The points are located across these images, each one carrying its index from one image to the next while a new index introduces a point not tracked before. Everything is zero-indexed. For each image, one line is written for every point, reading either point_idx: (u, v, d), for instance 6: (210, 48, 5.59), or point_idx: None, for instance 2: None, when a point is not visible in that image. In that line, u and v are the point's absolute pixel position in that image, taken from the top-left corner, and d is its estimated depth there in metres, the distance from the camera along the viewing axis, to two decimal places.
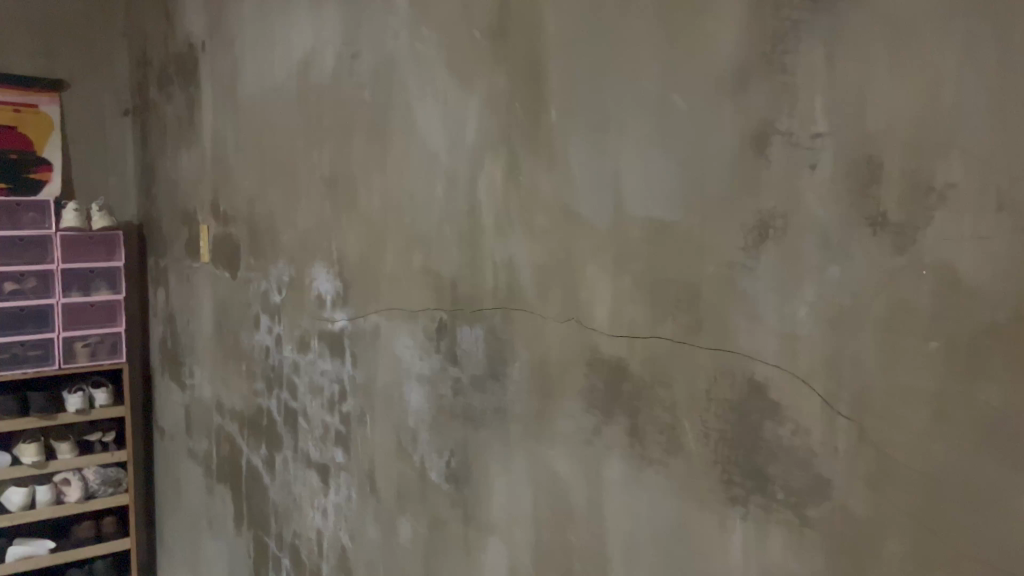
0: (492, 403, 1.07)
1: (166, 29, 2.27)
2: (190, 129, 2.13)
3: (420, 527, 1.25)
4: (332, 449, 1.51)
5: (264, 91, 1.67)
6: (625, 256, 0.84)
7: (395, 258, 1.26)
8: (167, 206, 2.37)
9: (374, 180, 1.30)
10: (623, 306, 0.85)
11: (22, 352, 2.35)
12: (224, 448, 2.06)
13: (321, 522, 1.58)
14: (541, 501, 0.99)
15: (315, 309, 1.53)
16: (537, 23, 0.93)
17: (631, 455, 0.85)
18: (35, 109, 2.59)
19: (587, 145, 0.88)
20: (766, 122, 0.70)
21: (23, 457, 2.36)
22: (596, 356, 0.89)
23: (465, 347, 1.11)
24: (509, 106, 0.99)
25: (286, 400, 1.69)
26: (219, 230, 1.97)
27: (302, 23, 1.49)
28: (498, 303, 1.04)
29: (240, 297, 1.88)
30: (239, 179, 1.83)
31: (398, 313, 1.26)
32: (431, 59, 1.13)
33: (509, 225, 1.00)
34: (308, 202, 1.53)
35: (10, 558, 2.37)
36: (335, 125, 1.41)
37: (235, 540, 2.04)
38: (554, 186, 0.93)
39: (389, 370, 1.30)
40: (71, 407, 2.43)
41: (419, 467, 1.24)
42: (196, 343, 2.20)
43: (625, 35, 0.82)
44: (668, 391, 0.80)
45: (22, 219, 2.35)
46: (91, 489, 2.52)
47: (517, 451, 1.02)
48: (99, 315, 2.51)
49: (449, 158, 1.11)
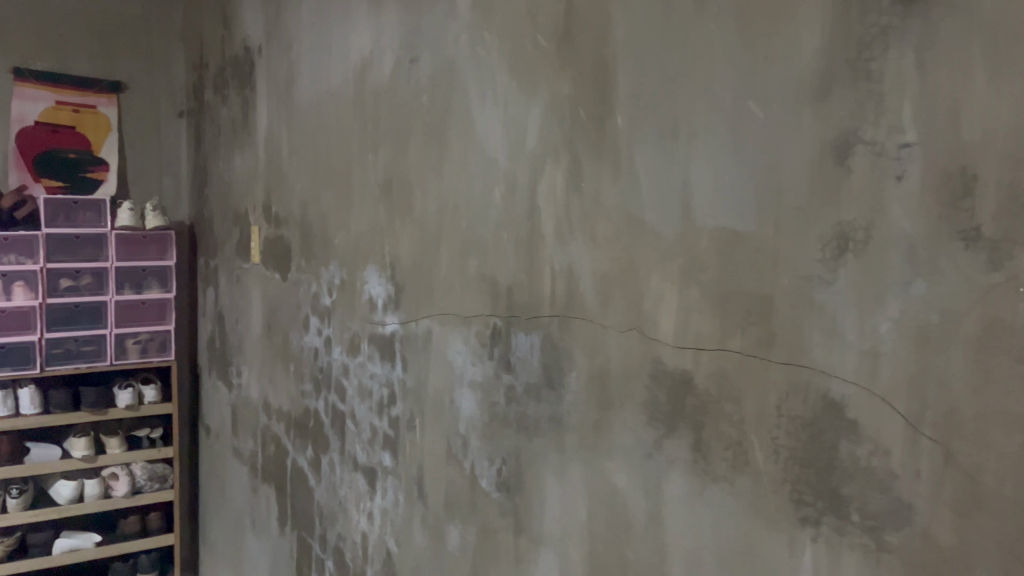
0: (548, 412, 1.05)
1: (223, 33, 2.30)
2: (244, 131, 2.16)
3: (468, 535, 1.24)
4: (380, 453, 1.51)
5: (321, 94, 1.68)
6: (692, 266, 0.82)
7: (449, 263, 1.26)
8: (219, 207, 2.41)
9: (431, 185, 1.29)
10: (690, 317, 0.83)
11: (76, 347, 2.39)
12: (271, 448, 2.07)
13: (366, 526, 1.58)
14: (597, 514, 0.97)
15: (366, 312, 1.53)
16: (606, 28, 0.92)
17: (694, 470, 0.83)
18: (94, 110, 2.67)
19: (656, 151, 0.86)
20: (849, 131, 0.67)
21: (73, 450, 2.40)
22: (659, 368, 0.87)
23: (519, 354, 1.10)
24: (572, 111, 0.98)
25: (334, 402, 1.69)
26: (271, 231, 1.99)
27: (361, 27, 1.50)
28: (557, 310, 1.02)
29: (290, 298, 1.89)
30: (292, 182, 1.85)
31: (452, 319, 1.26)
32: (492, 64, 1.13)
33: (570, 233, 0.99)
34: (362, 205, 1.53)
35: (58, 550, 2.42)
36: (391, 130, 1.41)
37: (278, 540, 2.04)
38: (619, 193, 0.91)
39: (440, 376, 1.30)
40: (121, 402, 2.47)
41: (469, 474, 1.23)
42: (245, 343, 2.22)
43: (698, 39, 0.81)
44: (736, 406, 0.78)
45: (79, 218, 2.41)
46: (138, 484, 2.56)
47: (573, 462, 1.01)
48: (149, 313, 2.55)
49: (509, 163, 1.10)
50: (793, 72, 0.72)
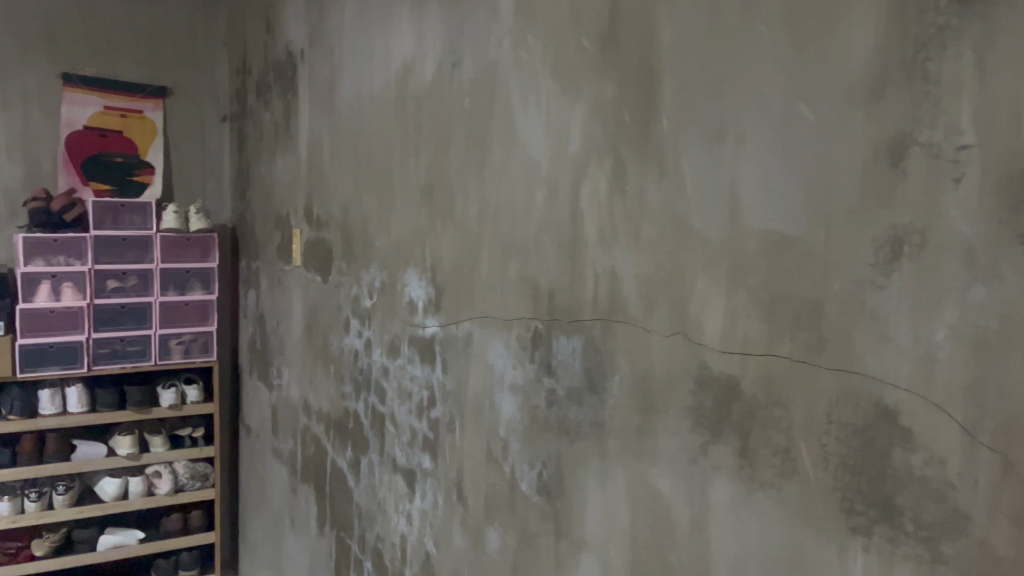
0: (590, 416, 1.04)
1: (266, 38, 2.34)
2: (286, 135, 2.19)
3: (508, 538, 1.23)
4: (419, 455, 1.51)
5: (362, 99, 1.70)
6: (739, 270, 0.81)
7: (490, 266, 1.26)
8: (261, 210, 2.44)
9: (472, 188, 1.30)
10: (737, 321, 0.82)
11: (122, 347, 2.44)
12: (310, 448, 2.09)
13: (405, 527, 1.58)
14: (639, 520, 0.96)
15: (406, 315, 1.54)
16: (651, 30, 0.92)
17: (740, 477, 0.82)
18: (141, 115, 2.73)
19: (702, 154, 0.85)
20: (903, 133, 0.66)
21: (118, 448, 2.45)
22: (705, 373, 0.86)
23: (561, 358, 1.10)
24: (616, 114, 0.97)
25: (373, 404, 1.70)
26: (312, 234, 2.01)
27: (403, 31, 1.51)
28: (599, 314, 1.02)
29: (331, 300, 1.91)
30: (334, 185, 1.87)
31: (492, 322, 1.26)
32: (535, 68, 1.13)
33: (613, 236, 0.98)
34: (403, 208, 1.54)
35: (102, 546, 2.47)
36: (433, 133, 1.42)
37: (317, 540, 2.06)
38: (664, 197, 0.91)
39: (481, 379, 1.30)
40: (165, 402, 2.51)
41: (509, 477, 1.23)
42: (286, 344, 2.25)
43: (746, 41, 0.80)
44: (784, 412, 0.77)
45: (125, 220, 2.47)
46: (180, 483, 2.60)
47: (615, 466, 1.00)
48: (193, 314, 2.58)
49: (551, 167, 1.10)
50: (845, 73, 0.70)
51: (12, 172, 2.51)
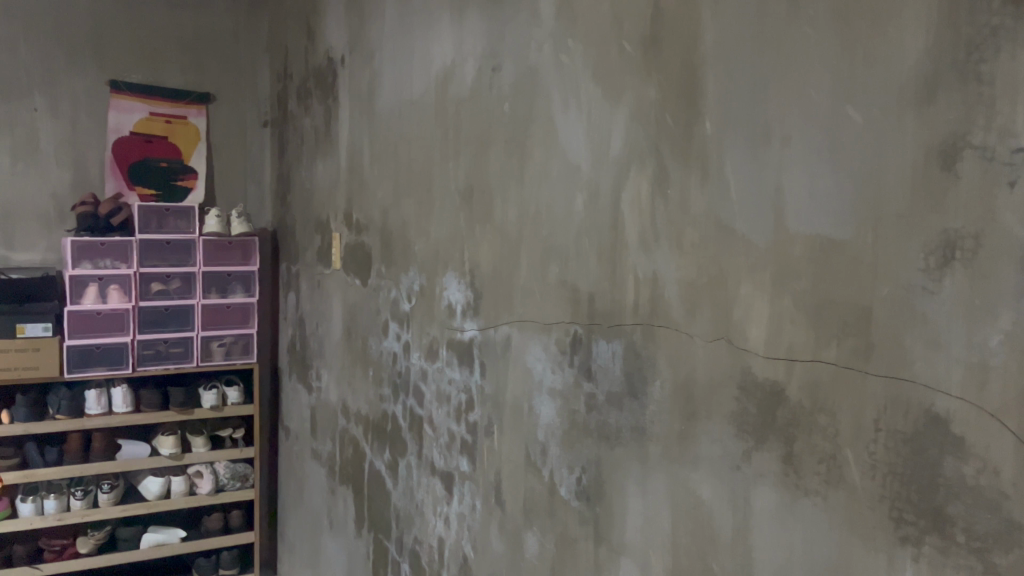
0: (630, 421, 1.04)
1: (307, 44, 2.36)
2: (326, 140, 2.21)
3: (547, 543, 1.23)
4: (458, 458, 1.52)
5: (402, 104, 1.71)
6: (785, 275, 0.80)
7: (530, 269, 1.26)
8: (301, 214, 2.47)
9: (512, 192, 1.30)
10: (782, 327, 0.81)
11: (165, 349, 2.48)
12: (349, 450, 2.11)
13: (443, 530, 1.59)
14: (680, 526, 0.96)
15: (445, 318, 1.55)
16: (694, 33, 0.91)
17: (785, 484, 0.81)
18: (185, 121, 2.80)
19: (747, 158, 0.85)
20: (957, 136, 0.65)
21: (162, 448, 2.49)
22: (748, 379, 0.85)
23: (601, 362, 1.10)
24: (658, 117, 0.97)
25: (411, 407, 1.71)
26: (352, 238, 2.03)
27: (443, 36, 1.52)
28: (640, 319, 1.01)
29: (370, 303, 1.92)
30: (374, 190, 1.88)
31: (531, 326, 1.26)
32: (576, 72, 1.13)
33: (655, 239, 0.98)
34: (442, 213, 1.55)
35: (145, 544, 2.52)
36: (472, 137, 1.42)
37: (356, 542, 2.08)
38: (707, 200, 0.90)
39: (519, 383, 1.30)
40: (206, 403, 2.56)
41: (548, 481, 1.22)
42: (325, 347, 2.27)
43: (792, 43, 0.79)
44: (830, 419, 0.76)
45: (168, 224, 2.51)
46: (221, 483, 2.64)
47: (656, 472, 0.99)
48: (234, 316, 2.62)
49: (592, 170, 1.09)
50: (896, 75, 0.69)
51: (62, 177, 2.59)
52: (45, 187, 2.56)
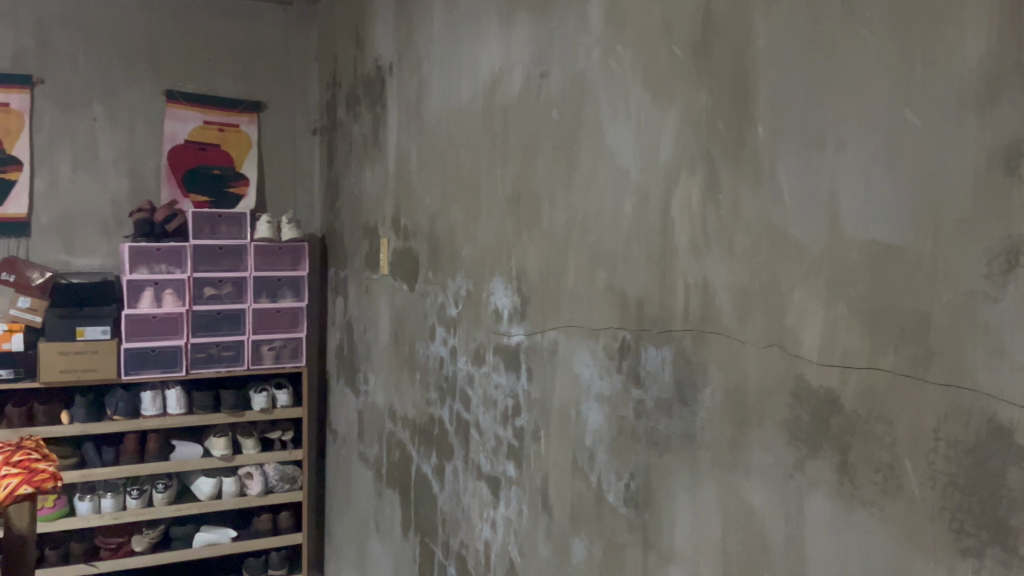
0: (680, 428, 1.03)
1: (356, 52, 2.40)
2: (375, 147, 2.24)
3: (594, 549, 1.23)
4: (505, 463, 1.52)
5: (450, 111, 1.73)
6: (840, 281, 0.79)
7: (577, 274, 1.26)
8: (350, 220, 2.50)
9: (559, 197, 1.30)
10: (837, 333, 0.80)
11: (217, 352, 2.54)
12: (395, 453, 2.13)
13: (489, 534, 1.59)
14: (731, 535, 0.95)
15: (492, 323, 1.56)
16: (746, 37, 0.91)
17: (840, 493, 0.80)
18: (237, 128, 2.85)
19: (801, 163, 0.84)
20: (1019, 139, 0.64)
21: (214, 449, 2.55)
22: (802, 387, 0.84)
23: (650, 368, 1.09)
24: (709, 122, 0.96)
25: (458, 411, 1.72)
26: (400, 244, 2.05)
27: (491, 42, 1.53)
28: (690, 325, 1.01)
29: (417, 308, 1.94)
30: (421, 197, 1.90)
31: (579, 331, 1.26)
32: (625, 78, 1.12)
33: (706, 245, 0.97)
34: (489, 218, 1.56)
35: (198, 543, 2.57)
36: (520, 143, 1.43)
37: (402, 545, 2.09)
38: (759, 205, 0.89)
39: (567, 388, 1.30)
40: (257, 406, 2.60)
41: (596, 487, 1.22)
42: (373, 351, 2.30)
43: (847, 46, 0.78)
44: (887, 427, 0.75)
45: (220, 229, 2.55)
46: (270, 484, 2.68)
47: (706, 480, 0.98)
48: (283, 320, 2.65)
49: (641, 176, 1.09)
50: (957, 77, 0.68)
51: (120, 185, 2.68)
52: (103, 195, 2.66)
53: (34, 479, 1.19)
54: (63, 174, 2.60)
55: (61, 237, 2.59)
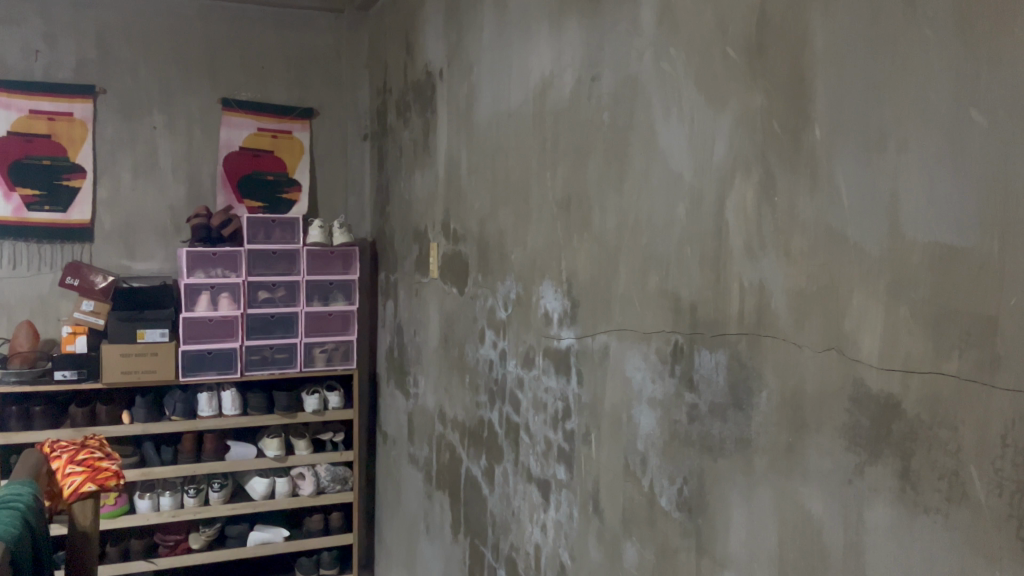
0: (735, 432, 1.02)
1: (406, 59, 2.43)
2: (425, 153, 2.26)
3: (646, 554, 1.22)
4: (555, 465, 1.52)
5: (500, 116, 1.74)
6: (901, 283, 0.78)
7: (629, 277, 1.26)
8: (400, 224, 2.52)
9: (610, 200, 1.30)
10: (898, 337, 0.79)
11: (271, 354, 2.60)
12: (445, 456, 2.14)
13: (540, 537, 1.59)
14: (788, 541, 0.93)
15: (542, 326, 1.56)
16: (803, 37, 0.89)
17: (902, 501, 0.78)
18: (290, 135, 2.91)
19: (860, 164, 0.83)
20: None
21: (267, 450, 2.60)
22: (862, 391, 0.83)
23: (703, 372, 1.08)
24: (765, 124, 0.95)
25: (508, 414, 1.73)
26: (449, 248, 2.07)
27: (542, 47, 1.54)
28: (745, 328, 1.00)
29: (467, 311, 1.95)
30: (471, 201, 1.92)
31: (630, 334, 1.26)
32: (678, 80, 1.12)
33: (761, 248, 0.97)
34: (539, 222, 1.57)
35: (252, 542, 2.63)
36: (571, 146, 1.43)
37: (452, 547, 2.10)
38: (816, 207, 0.88)
39: (618, 392, 1.29)
40: (309, 407, 2.64)
41: (648, 491, 1.21)
42: (423, 354, 2.32)
43: (909, 45, 0.77)
44: (952, 433, 0.73)
45: (274, 234, 2.58)
46: (322, 485, 2.72)
47: (762, 485, 0.97)
48: (335, 323, 2.69)
49: (694, 178, 1.09)
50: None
51: (178, 191, 2.75)
52: (162, 201, 2.74)
53: (98, 476, 1.23)
54: (124, 181, 2.69)
55: (122, 242, 2.68)
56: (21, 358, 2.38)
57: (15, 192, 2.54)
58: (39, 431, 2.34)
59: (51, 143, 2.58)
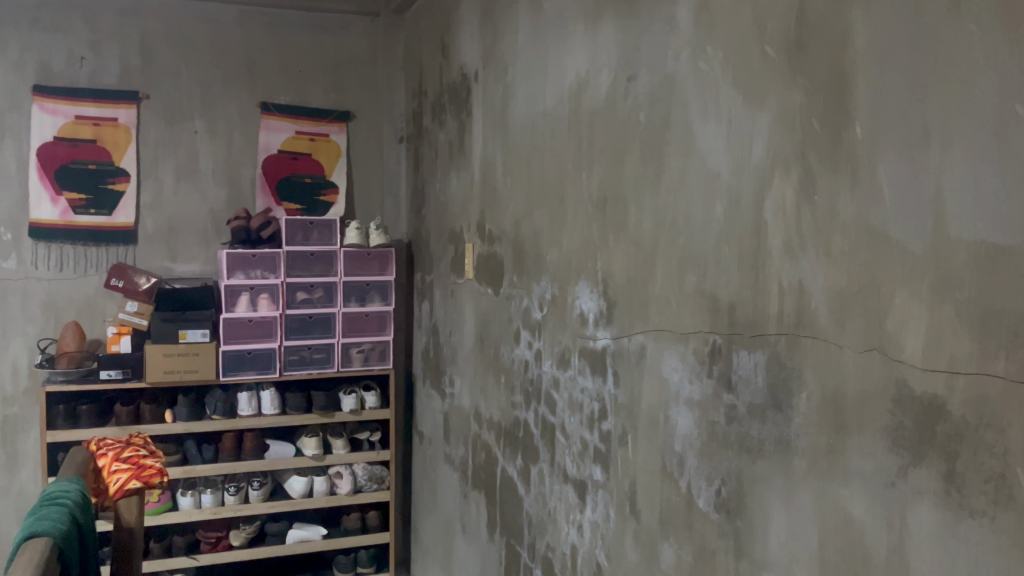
0: (774, 434, 1.01)
1: (442, 60, 2.44)
2: (460, 154, 2.27)
3: (684, 555, 1.21)
4: (591, 466, 1.52)
5: (535, 117, 1.74)
6: (946, 283, 0.77)
7: (666, 278, 1.25)
8: (436, 225, 2.54)
9: (646, 200, 1.30)
10: (943, 337, 0.78)
11: (309, 354, 2.63)
12: (481, 455, 2.15)
13: (576, 537, 1.59)
14: (829, 544, 0.92)
15: (578, 327, 1.56)
16: (843, 34, 0.89)
17: (947, 503, 0.77)
18: (327, 138, 2.94)
19: (902, 162, 0.81)
20: None
21: (305, 449, 2.63)
22: (905, 392, 0.82)
23: (742, 373, 1.07)
24: (805, 122, 0.94)
25: (544, 414, 1.73)
26: (484, 249, 2.08)
27: (577, 48, 1.54)
28: (784, 328, 0.99)
29: (503, 312, 1.96)
30: (507, 202, 1.92)
31: (667, 335, 1.25)
32: (715, 78, 1.11)
33: (801, 247, 0.96)
34: (574, 223, 1.57)
35: (290, 540, 2.66)
36: (607, 147, 1.43)
37: (488, 546, 2.11)
38: (858, 207, 0.87)
39: (655, 392, 1.29)
40: (347, 407, 2.67)
41: (686, 493, 1.21)
42: (458, 354, 2.33)
43: (954, 42, 0.76)
44: (999, 435, 0.72)
45: (312, 236, 2.62)
46: (359, 484, 2.74)
47: (802, 487, 0.96)
48: (371, 324, 2.71)
49: (732, 177, 1.08)
50: None
51: (218, 194, 2.80)
52: (203, 204, 2.79)
53: (142, 474, 1.26)
54: (166, 185, 2.74)
55: (164, 245, 2.74)
56: (68, 358, 2.43)
57: (62, 196, 2.61)
58: (85, 429, 2.39)
59: (96, 148, 2.65)
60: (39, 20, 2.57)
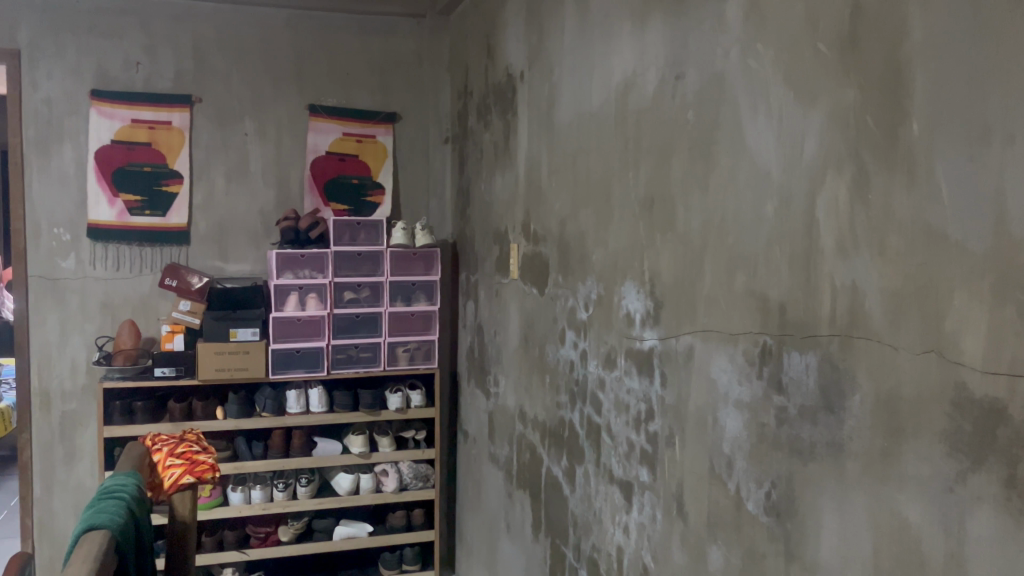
0: (826, 436, 1.00)
1: (487, 61, 2.45)
2: (506, 154, 2.27)
3: (732, 557, 1.20)
4: (638, 467, 1.51)
5: (581, 116, 1.74)
6: (1008, 283, 0.75)
7: (714, 278, 1.24)
8: (481, 225, 2.55)
9: (695, 200, 1.29)
10: (1004, 338, 0.76)
11: (356, 353, 2.66)
12: (526, 455, 2.16)
13: (622, 538, 1.58)
14: (883, 549, 0.90)
15: (624, 327, 1.55)
16: (900, 29, 0.87)
17: (1008, 510, 0.75)
18: (374, 139, 2.97)
19: (962, 159, 0.80)
20: None
21: (352, 446, 2.66)
22: (963, 395, 0.80)
23: (793, 375, 1.06)
24: (858, 119, 0.93)
25: (590, 415, 1.73)
26: (529, 249, 2.08)
27: (623, 48, 1.53)
28: (837, 329, 0.97)
29: (548, 312, 1.96)
30: (552, 201, 1.92)
31: (716, 336, 1.24)
32: (765, 77, 1.10)
33: (855, 247, 0.94)
34: (621, 223, 1.56)
35: (337, 536, 2.70)
36: (654, 146, 1.42)
37: (532, 546, 2.11)
38: (914, 206, 0.85)
39: (703, 393, 1.28)
40: (392, 405, 2.69)
41: (735, 495, 1.19)
42: (503, 354, 2.34)
43: (1015, 36, 0.74)
44: None
45: (359, 236, 2.65)
46: (405, 482, 2.76)
47: (856, 491, 0.95)
48: (417, 323, 2.73)
49: (783, 176, 1.07)
50: None
51: (267, 195, 2.85)
52: (253, 204, 2.84)
53: (196, 470, 1.29)
54: (218, 187, 2.80)
55: (216, 245, 2.80)
56: (124, 355, 2.48)
57: (118, 198, 2.68)
58: (140, 425, 2.46)
59: (151, 151, 2.71)
60: (95, 27, 2.65)
